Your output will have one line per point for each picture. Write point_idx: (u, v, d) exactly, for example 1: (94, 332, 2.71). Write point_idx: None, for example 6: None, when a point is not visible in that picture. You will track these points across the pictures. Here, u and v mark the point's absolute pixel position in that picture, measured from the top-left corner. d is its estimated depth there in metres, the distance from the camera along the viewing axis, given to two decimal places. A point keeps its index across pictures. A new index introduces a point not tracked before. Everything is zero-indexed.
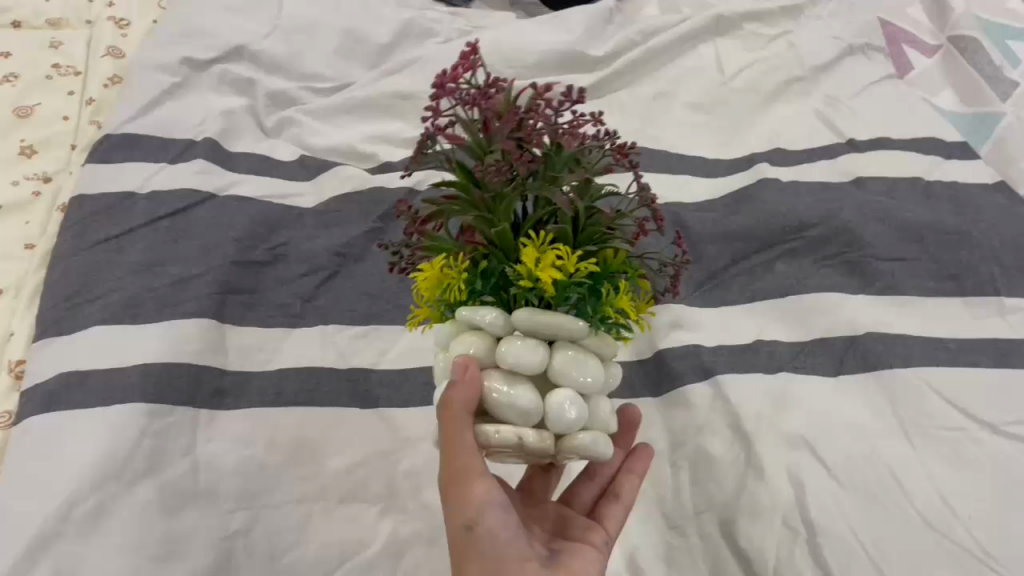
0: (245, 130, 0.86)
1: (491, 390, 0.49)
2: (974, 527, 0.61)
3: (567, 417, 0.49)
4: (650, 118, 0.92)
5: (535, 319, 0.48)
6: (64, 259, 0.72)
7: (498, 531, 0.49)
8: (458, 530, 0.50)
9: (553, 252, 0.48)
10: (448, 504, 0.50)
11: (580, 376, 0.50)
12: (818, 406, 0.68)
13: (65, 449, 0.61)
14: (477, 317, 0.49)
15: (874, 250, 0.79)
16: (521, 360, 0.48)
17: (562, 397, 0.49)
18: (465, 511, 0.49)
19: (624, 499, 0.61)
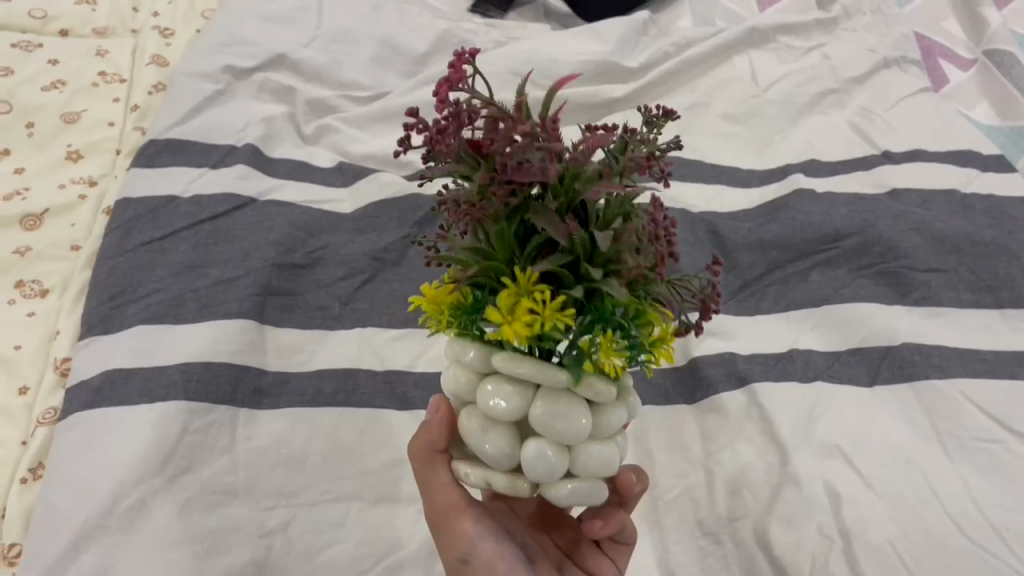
0: (285, 137, 0.88)
1: (469, 431, 0.47)
2: (1013, 539, 0.61)
3: (532, 468, 0.45)
4: (684, 128, 0.93)
5: (502, 365, 0.45)
6: (109, 260, 0.73)
7: (492, 560, 0.53)
8: (455, 563, 0.54)
9: (527, 303, 0.43)
10: (444, 540, 0.55)
11: (557, 429, 0.45)
12: (854, 415, 0.68)
13: (109, 444, 0.62)
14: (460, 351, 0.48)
15: (911, 260, 0.78)
16: (495, 408, 0.45)
17: (530, 448, 0.45)
18: (457, 546, 0.54)
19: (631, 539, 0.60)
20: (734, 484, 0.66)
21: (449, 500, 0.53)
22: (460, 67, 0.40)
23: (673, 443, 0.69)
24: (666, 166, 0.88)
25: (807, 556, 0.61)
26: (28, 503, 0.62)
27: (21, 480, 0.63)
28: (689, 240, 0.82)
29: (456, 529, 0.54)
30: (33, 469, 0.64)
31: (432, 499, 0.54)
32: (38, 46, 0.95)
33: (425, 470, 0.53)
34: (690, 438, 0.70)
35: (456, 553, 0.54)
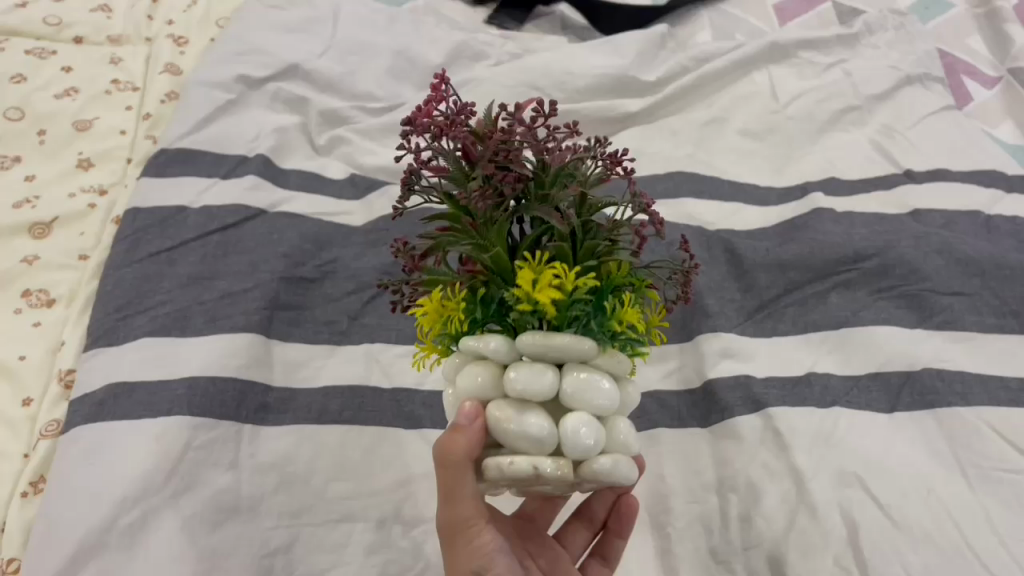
0: (298, 148, 0.87)
1: (502, 420, 0.46)
2: None
3: (583, 439, 0.46)
4: (701, 144, 0.91)
5: (538, 342, 0.46)
6: (116, 271, 0.73)
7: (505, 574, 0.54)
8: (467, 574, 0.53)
9: (550, 270, 0.46)
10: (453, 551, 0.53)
11: (595, 400, 0.47)
12: (873, 441, 0.66)
13: (111, 460, 0.61)
14: (480, 343, 0.47)
15: (933, 283, 0.76)
16: (531, 389, 0.46)
17: (574, 421, 0.46)
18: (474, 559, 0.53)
19: (609, 560, 0.64)
20: (748, 511, 0.64)
21: (467, 514, 0.51)
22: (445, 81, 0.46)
23: (686, 467, 0.68)
24: (683, 182, 0.87)
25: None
26: (28, 518, 0.61)
27: (22, 493, 0.62)
28: (705, 258, 0.80)
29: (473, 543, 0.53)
30: (34, 483, 0.63)
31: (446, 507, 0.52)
32: (52, 52, 0.95)
33: (446, 480, 0.50)
34: (703, 462, 0.68)
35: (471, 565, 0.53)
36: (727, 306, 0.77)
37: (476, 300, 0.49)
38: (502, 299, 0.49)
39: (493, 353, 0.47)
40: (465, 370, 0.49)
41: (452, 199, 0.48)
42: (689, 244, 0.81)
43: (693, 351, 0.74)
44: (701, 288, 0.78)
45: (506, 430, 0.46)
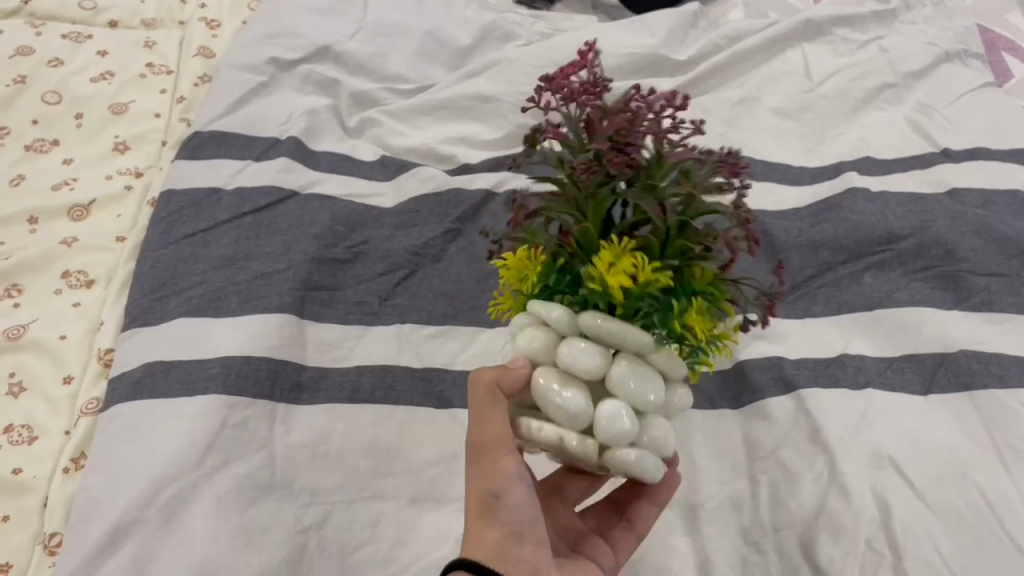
0: (328, 130, 0.87)
1: (544, 385, 0.50)
2: None
3: (614, 428, 0.48)
4: (733, 123, 0.90)
5: (594, 323, 0.49)
6: (152, 252, 0.74)
7: (523, 507, 0.51)
8: (484, 497, 0.51)
9: (630, 258, 0.48)
10: (475, 472, 0.52)
11: (638, 390, 0.48)
12: (906, 423, 0.66)
13: (150, 437, 0.62)
14: (546, 311, 0.50)
15: (970, 263, 0.75)
16: (578, 363, 0.49)
17: (614, 409, 0.48)
18: (494, 482, 0.51)
19: (639, 530, 0.60)
20: (779, 492, 0.64)
21: (495, 433, 0.51)
22: (590, 54, 0.51)
23: (717, 448, 0.68)
24: None
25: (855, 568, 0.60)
26: (69, 493, 0.63)
27: (64, 469, 0.64)
28: None
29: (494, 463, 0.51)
30: (76, 459, 0.65)
31: (479, 427, 0.52)
32: (87, 36, 0.96)
33: (480, 400, 0.52)
34: (734, 442, 0.68)
35: (486, 487, 0.51)
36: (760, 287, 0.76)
37: (553, 268, 0.53)
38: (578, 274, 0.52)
39: (555, 322, 0.50)
40: (527, 330, 0.52)
41: (560, 162, 0.51)
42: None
43: None
44: None
45: (546, 394, 0.49)
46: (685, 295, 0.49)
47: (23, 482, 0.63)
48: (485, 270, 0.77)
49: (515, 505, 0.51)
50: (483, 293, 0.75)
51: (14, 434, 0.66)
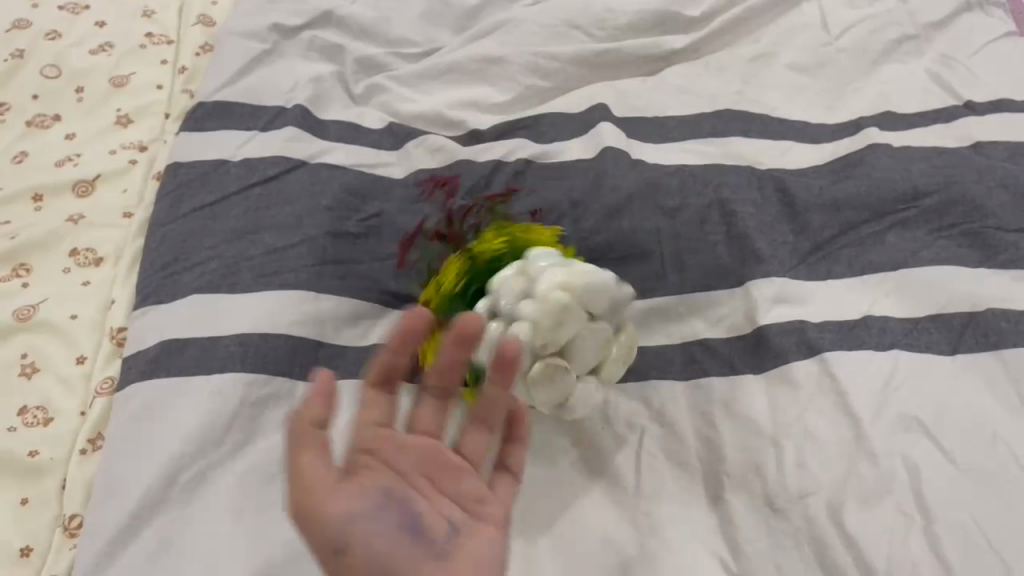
0: (335, 98, 0.85)
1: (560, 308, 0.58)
2: None
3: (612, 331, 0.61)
4: (750, 80, 0.88)
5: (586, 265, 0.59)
6: (162, 226, 0.73)
7: (372, 541, 0.46)
8: (329, 557, 0.46)
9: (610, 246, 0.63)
10: (311, 534, 0.46)
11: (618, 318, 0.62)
12: (934, 386, 0.64)
13: (168, 417, 0.61)
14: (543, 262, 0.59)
15: (998, 220, 0.73)
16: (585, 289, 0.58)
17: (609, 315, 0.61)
18: (324, 532, 0.46)
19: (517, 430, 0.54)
20: (802, 457, 0.63)
21: (319, 481, 0.47)
22: None
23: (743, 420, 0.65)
24: (732, 119, 0.84)
25: (887, 533, 0.58)
26: (88, 474, 0.62)
27: (82, 450, 0.63)
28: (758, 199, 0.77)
29: (325, 510, 0.46)
30: (92, 441, 0.64)
31: (296, 484, 0.48)
32: (85, 8, 0.94)
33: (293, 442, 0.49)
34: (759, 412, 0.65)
35: (329, 544, 0.46)
36: (781, 249, 0.74)
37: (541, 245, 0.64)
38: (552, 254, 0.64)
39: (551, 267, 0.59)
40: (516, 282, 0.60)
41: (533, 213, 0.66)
42: (737, 186, 0.77)
43: (742, 299, 0.71)
44: (752, 230, 0.74)
45: None
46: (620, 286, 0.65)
47: (41, 464, 0.62)
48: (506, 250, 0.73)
49: (364, 543, 0.46)
50: None
51: (29, 416, 0.65)
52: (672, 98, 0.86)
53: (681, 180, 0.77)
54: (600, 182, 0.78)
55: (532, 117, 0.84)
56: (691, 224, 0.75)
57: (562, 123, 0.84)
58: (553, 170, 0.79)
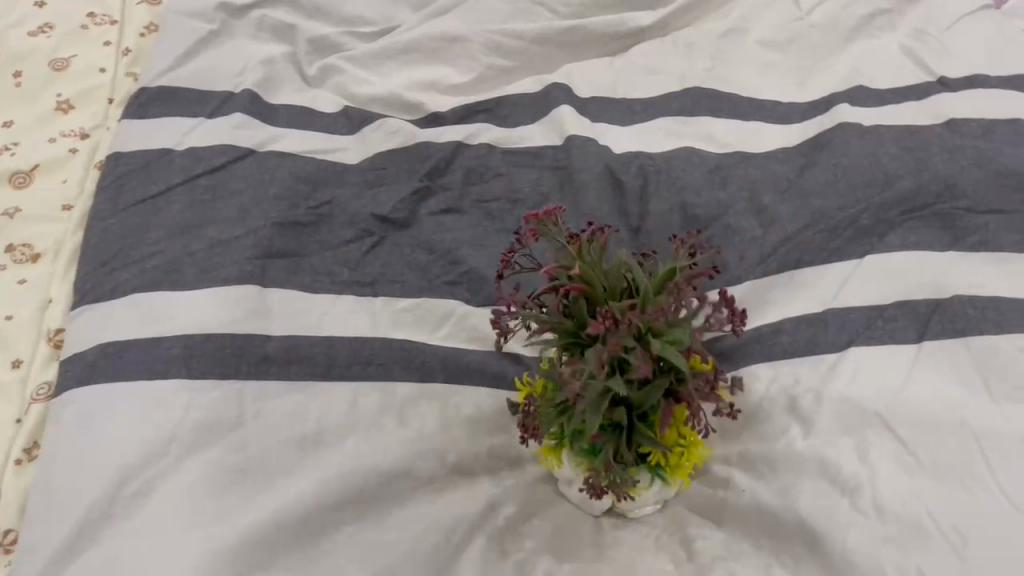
0: (287, 81, 0.81)
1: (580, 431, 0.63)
2: None
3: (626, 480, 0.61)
4: (719, 57, 0.85)
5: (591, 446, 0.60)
6: (102, 221, 0.69)
7: None
8: None
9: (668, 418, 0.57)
10: None
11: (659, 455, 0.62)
12: (895, 379, 0.62)
13: (107, 425, 0.58)
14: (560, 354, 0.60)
15: (969, 200, 0.70)
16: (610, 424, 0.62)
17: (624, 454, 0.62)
18: None
19: None
20: (773, 453, 0.62)
21: None
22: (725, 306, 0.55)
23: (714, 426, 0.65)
24: (700, 99, 0.81)
25: (837, 525, 0.57)
26: (25, 486, 0.59)
27: (16, 461, 0.60)
28: (725, 197, 0.73)
29: None
30: (29, 450, 0.61)
31: None
32: None
33: None
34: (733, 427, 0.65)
35: None
36: (750, 245, 0.70)
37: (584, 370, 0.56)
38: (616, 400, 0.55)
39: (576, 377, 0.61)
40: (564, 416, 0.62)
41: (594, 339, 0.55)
42: (699, 189, 0.73)
43: None
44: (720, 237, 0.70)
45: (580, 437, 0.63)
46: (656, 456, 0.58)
47: None
48: (460, 238, 0.71)
49: None
50: (460, 250, 0.70)
51: None
52: (638, 77, 0.83)
53: (642, 178, 0.74)
54: (564, 170, 0.75)
55: (493, 98, 0.81)
56: (657, 233, 0.71)
57: (524, 104, 0.81)
58: (516, 156, 0.76)
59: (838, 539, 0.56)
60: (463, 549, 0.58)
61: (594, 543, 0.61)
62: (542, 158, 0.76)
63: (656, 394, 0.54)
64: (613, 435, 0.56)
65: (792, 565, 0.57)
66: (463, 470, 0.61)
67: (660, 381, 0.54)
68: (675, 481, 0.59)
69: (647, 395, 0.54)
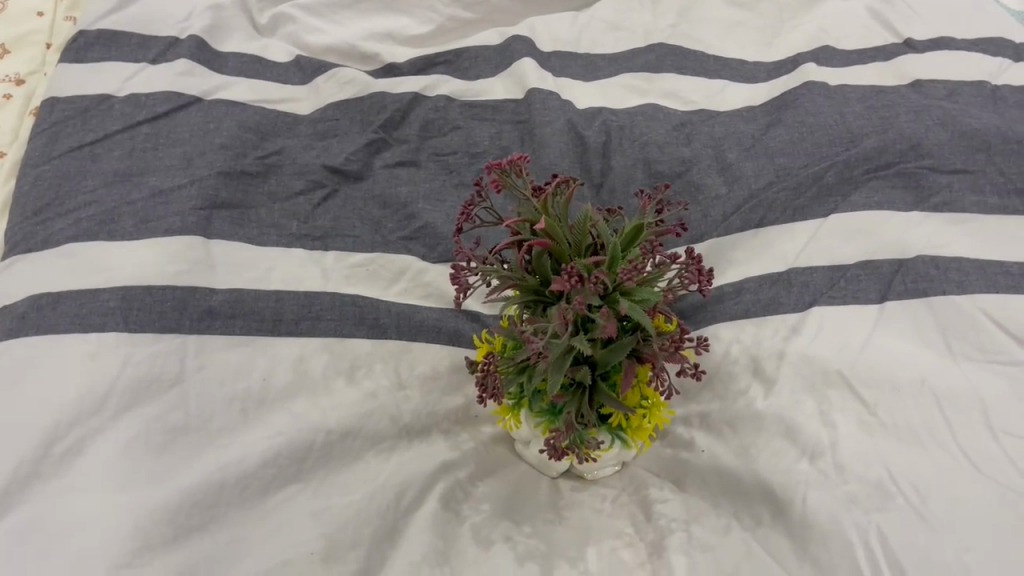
0: (236, 27, 0.78)
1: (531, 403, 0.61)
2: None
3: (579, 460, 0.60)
4: (685, 13, 0.83)
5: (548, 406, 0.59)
6: (35, 169, 0.66)
7: None
8: None
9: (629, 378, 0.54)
10: None
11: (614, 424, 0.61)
12: (856, 341, 0.61)
13: (37, 379, 0.55)
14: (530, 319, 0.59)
15: (933, 160, 0.69)
16: None
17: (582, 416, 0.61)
18: None
19: None
20: (734, 414, 0.61)
21: None
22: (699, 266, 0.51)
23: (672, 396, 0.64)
24: (665, 56, 0.79)
25: (797, 484, 0.55)
26: None
27: None
28: (689, 154, 0.71)
29: None
30: None
31: None
32: None
33: None
34: (695, 391, 0.64)
35: None
36: (713, 203, 0.68)
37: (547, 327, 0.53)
38: (579, 359, 0.52)
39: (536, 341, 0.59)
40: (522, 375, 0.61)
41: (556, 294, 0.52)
42: (663, 145, 0.71)
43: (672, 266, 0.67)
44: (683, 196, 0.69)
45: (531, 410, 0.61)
46: (619, 423, 0.55)
47: None
48: (416, 192, 0.69)
49: None
50: (415, 204, 0.68)
51: None
52: (602, 33, 0.81)
53: (605, 134, 0.72)
54: (525, 125, 0.73)
55: (452, 50, 0.78)
56: (617, 190, 0.69)
57: (485, 57, 0.78)
58: (476, 109, 0.74)
59: (799, 498, 0.54)
60: (414, 511, 0.55)
61: (551, 504, 0.60)
62: (502, 112, 0.74)
63: (621, 354, 0.51)
64: (578, 396, 0.52)
65: (752, 525, 0.56)
66: (416, 432, 0.59)
67: (625, 341, 0.51)
68: (636, 443, 0.56)
69: (611, 355, 0.51)
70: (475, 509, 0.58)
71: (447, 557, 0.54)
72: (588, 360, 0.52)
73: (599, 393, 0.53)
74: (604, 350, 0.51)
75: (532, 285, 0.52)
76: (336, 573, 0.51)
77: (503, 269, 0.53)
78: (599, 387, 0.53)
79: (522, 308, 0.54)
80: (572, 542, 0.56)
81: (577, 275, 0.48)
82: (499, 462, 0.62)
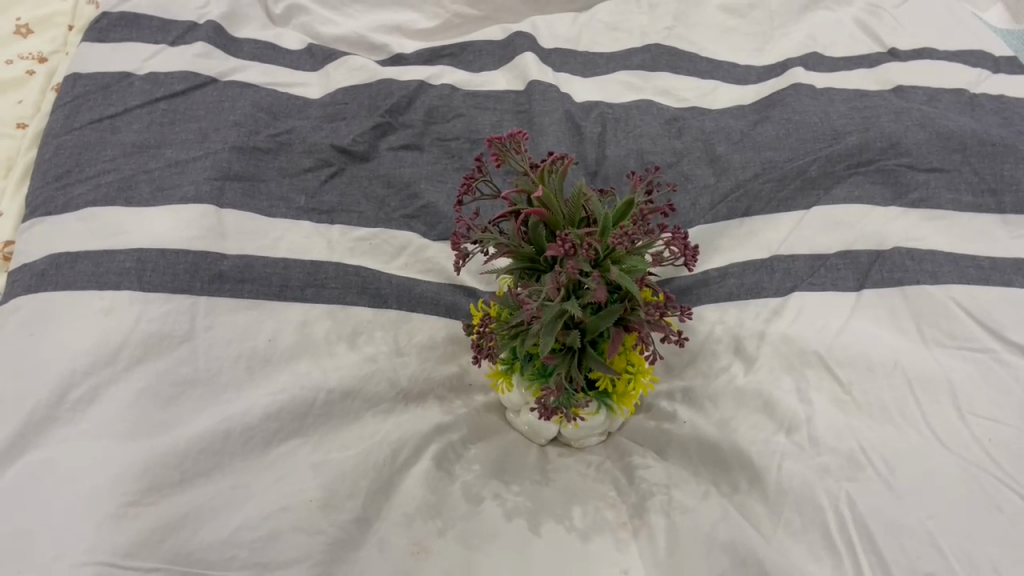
0: (253, 16, 0.81)
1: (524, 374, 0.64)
2: (992, 447, 0.56)
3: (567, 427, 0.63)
4: (680, 18, 0.87)
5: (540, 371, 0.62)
6: (56, 138, 0.69)
7: None
8: None
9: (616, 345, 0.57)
10: None
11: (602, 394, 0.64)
12: (833, 324, 0.64)
13: (56, 330, 0.58)
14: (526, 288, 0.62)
15: (911, 158, 0.72)
16: None
17: None
18: None
19: None
20: (714, 390, 0.64)
21: None
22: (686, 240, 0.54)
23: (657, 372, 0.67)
24: (661, 56, 0.83)
25: (772, 453, 0.57)
26: None
27: None
28: (678, 148, 0.75)
29: None
30: None
31: None
32: None
33: None
34: (680, 369, 0.67)
35: None
36: (701, 193, 0.72)
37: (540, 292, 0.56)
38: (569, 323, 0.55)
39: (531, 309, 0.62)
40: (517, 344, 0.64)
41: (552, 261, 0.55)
42: (656, 138, 0.76)
43: None
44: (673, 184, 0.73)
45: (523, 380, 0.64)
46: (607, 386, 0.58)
47: None
48: (419, 173, 0.72)
49: None
50: (418, 184, 0.71)
51: None
52: (601, 34, 0.85)
53: (602, 125, 0.76)
54: (524, 115, 0.76)
55: (457, 44, 0.82)
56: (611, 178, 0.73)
57: (488, 52, 0.82)
58: (479, 98, 0.78)
59: (774, 466, 0.57)
60: (407, 469, 0.58)
61: (538, 468, 0.63)
62: (504, 102, 0.78)
63: (609, 321, 0.54)
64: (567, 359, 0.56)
65: (729, 492, 0.58)
66: (413, 396, 0.62)
67: (614, 308, 0.54)
68: (622, 409, 0.60)
69: (600, 322, 0.54)
70: (466, 472, 0.61)
71: (438, 510, 0.57)
72: (578, 325, 0.55)
73: (587, 357, 0.56)
74: (593, 316, 0.54)
75: (528, 253, 0.56)
76: (332, 520, 0.54)
77: (501, 238, 0.56)
78: (587, 352, 0.56)
79: (518, 273, 0.57)
80: (557, 504, 0.59)
81: (570, 242, 0.51)
82: (492, 427, 0.66)
